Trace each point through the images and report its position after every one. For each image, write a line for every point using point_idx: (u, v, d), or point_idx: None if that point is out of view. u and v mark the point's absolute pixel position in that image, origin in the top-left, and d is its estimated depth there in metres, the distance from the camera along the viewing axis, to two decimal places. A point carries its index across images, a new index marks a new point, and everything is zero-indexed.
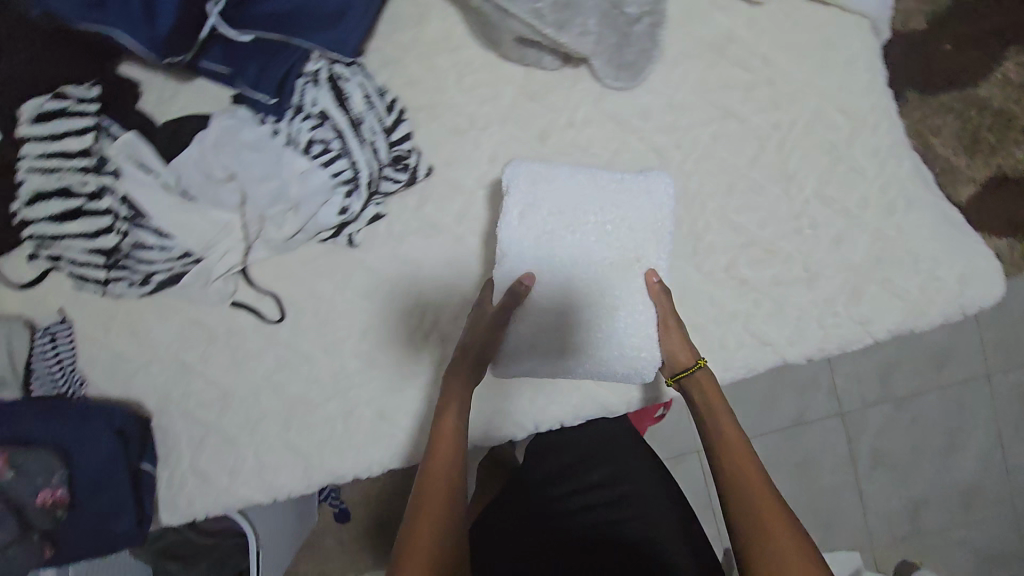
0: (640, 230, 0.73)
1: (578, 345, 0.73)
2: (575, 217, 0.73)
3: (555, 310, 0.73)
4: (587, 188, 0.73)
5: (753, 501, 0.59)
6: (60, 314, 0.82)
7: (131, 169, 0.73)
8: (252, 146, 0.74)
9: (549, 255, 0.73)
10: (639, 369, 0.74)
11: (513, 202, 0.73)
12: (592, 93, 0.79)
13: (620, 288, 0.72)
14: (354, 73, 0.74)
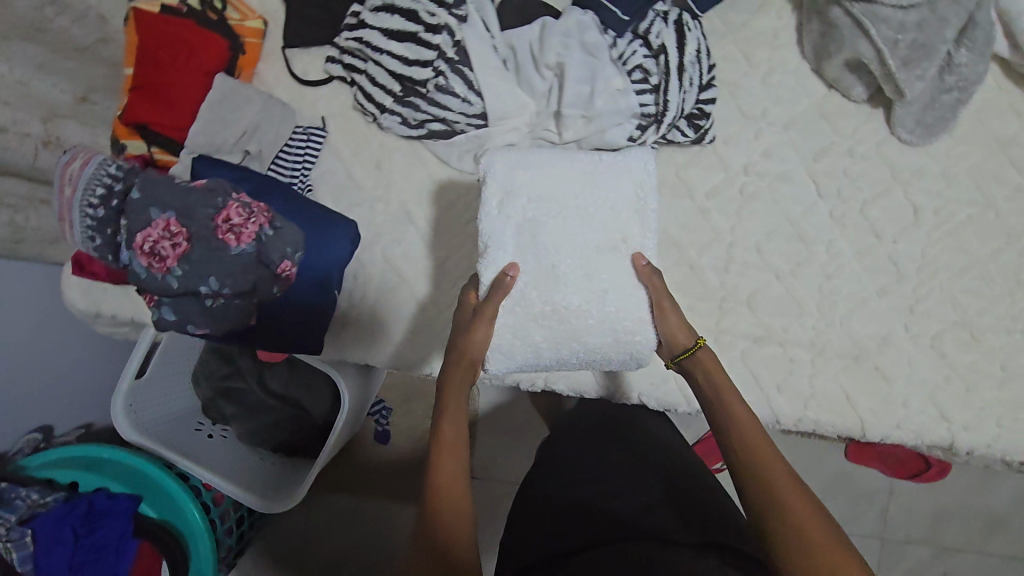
0: (616, 205, 0.70)
1: (598, 343, 0.70)
2: (555, 203, 0.69)
3: (599, 308, 0.68)
4: (558, 173, 0.70)
5: (771, 489, 0.54)
6: (323, 121, 0.84)
7: (477, 22, 0.77)
8: (586, 47, 0.77)
9: (536, 249, 0.69)
10: (634, 353, 0.71)
11: (492, 189, 0.70)
12: (879, 137, 0.84)
13: (606, 274, 0.68)
14: (698, 26, 0.79)
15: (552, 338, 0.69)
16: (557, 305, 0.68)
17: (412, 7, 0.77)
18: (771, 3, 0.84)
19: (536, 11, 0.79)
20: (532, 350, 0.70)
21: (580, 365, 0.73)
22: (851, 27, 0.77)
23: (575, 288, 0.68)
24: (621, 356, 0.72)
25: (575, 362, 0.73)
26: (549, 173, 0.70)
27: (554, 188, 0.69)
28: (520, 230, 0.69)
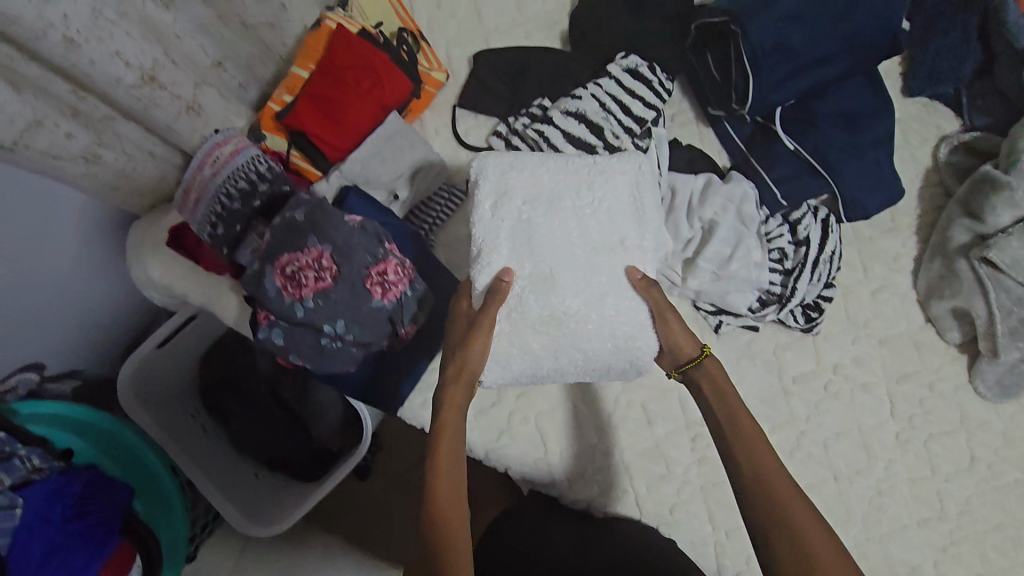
0: (616, 206, 0.66)
1: (599, 352, 0.66)
2: (551, 207, 0.66)
3: (599, 318, 0.65)
4: (552, 177, 0.67)
5: (781, 502, 0.56)
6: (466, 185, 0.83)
7: (653, 159, 0.80)
8: (739, 215, 0.81)
9: (531, 248, 0.65)
10: (636, 364, 0.68)
11: (484, 191, 0.67)
12: (959, 381, 0.89)
13: (604, 276, 0.64)
14: (839, 231, 0.84)
15: (549, 344, 0.66)
16: (555, 308, 0.64)
17: (600, 121, 0.78)
18: (901, 229, 0.90)
19: (703, 166, 0.84)
20: (531, 359, 0.68)
21: (579, 372, 0.70)
22: (973, 283, 0.82)
23: (574, 292, 0.64)
24: (622, 367, 0.69)
25: (576, 371, 0.70)
26: (538, 177, 0.68)
27: (552, 190, 0.66)
28: (512, 230, 0.65)
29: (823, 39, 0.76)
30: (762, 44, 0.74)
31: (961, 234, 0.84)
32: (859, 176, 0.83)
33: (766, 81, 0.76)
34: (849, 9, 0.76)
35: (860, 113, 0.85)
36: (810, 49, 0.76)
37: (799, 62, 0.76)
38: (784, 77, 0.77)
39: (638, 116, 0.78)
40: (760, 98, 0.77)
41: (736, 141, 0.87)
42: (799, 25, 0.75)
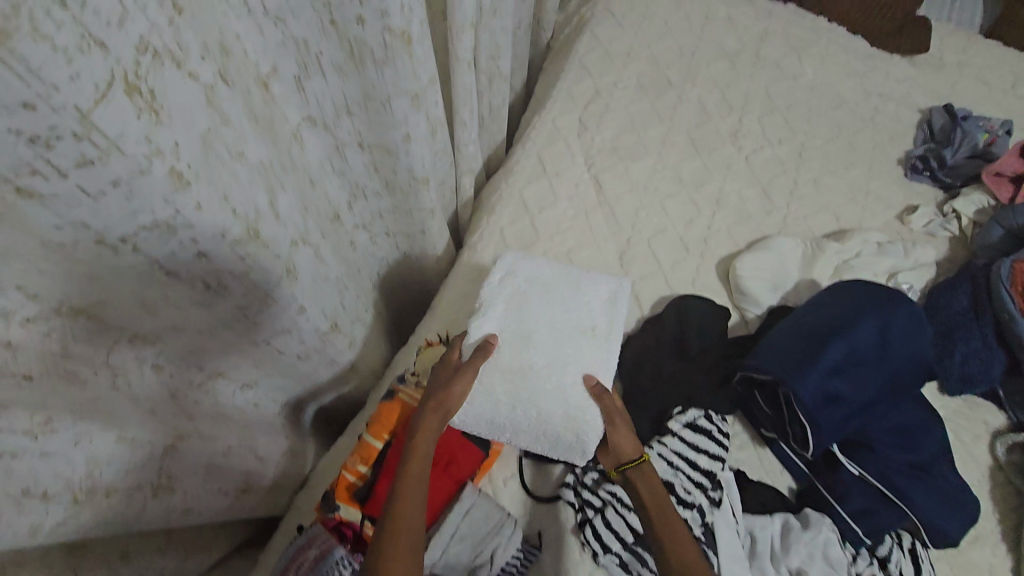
0: (593, 306, 0.82)
1: (550, 413, 0.75)
2: (548, 289, 0.83)
3: (557, 379, 0.76)
4: (553, 274, 0.85)
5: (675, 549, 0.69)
6: (536, 537, 0.85)
7: (727, 508, 0.80)
8: (830, 559, 0.78)
9: (516, 322, 0.80)
10: (582, 440, 0.75)
11: (498, 274, 0.84)
12: None
13: (571, 353, 0.77)
14: (931, 560, 0.81)
15: (513, 393, 0.75)
16: (524, 365, 0.76)
17: (670, 479, 0.79)
18: (986, 538, 0.87)
19: (775, 502, 0.84)
20: (491, 402, 0.76)
21: (530, 436, 0.77)
22: None
23: (543, 356, 0.77)
24: (570, 439, 0.75)
25: (528, 433, 0.77)
26: (541, 268, 0.85)
27: (552, 282, 0.83)
28: (512, 302, 0.81)
29: (868, 386, 0.82)
30: (815, 404, 0.79)
31: None
32: (934, 500, 0.82)
33: (825, 431, 0.80)
34: (884, 356, 0.83)
35: (909, 426, 0.87)
36: (858, 396, 0.82)
37: (852, 409, 0.81)
38: (841, 423, 0.81)
39: (706, 469, 0.81)
40: (821, 443, 0.81)
41: (797, 464, 0.88)
42: (844, 378, 0.81)
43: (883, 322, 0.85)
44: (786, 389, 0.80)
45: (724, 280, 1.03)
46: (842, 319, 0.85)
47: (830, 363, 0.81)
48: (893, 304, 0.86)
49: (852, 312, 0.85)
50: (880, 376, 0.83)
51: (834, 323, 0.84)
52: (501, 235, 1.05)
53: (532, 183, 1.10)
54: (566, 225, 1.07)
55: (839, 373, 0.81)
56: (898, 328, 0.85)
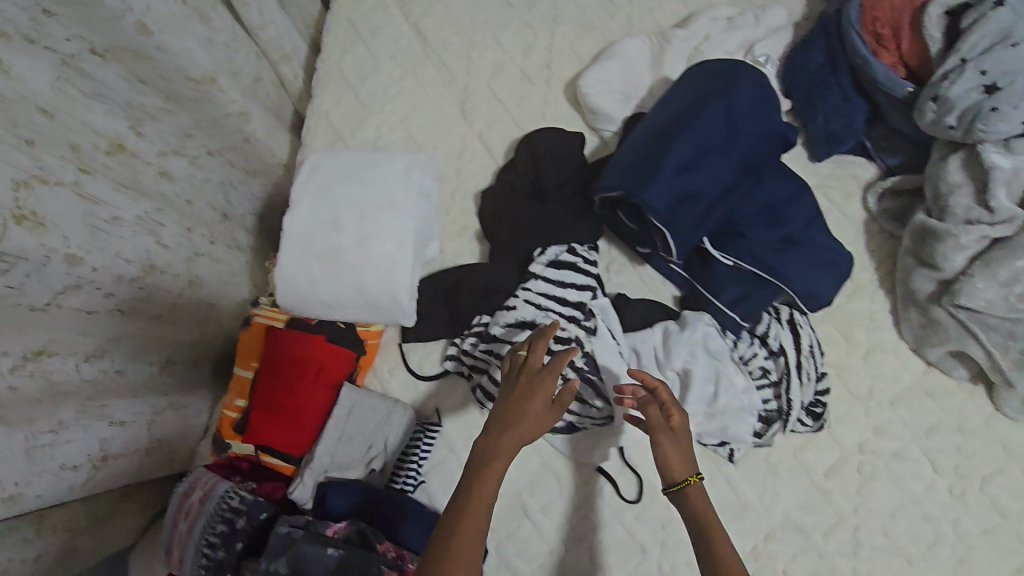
0: (386, 178, 0.78)
1: (365, 282, 0.75)
2: (348, 170, 0.79)
3: (361, 250, 0.75)
4: (357, 155, 0.80)
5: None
6: (435, 415, 0.83)
7: (605, 333, 0.78)
8: (711, 352, 0.80)
9: (320, 207, 0.77)
10: (397, 296, 0.76)
11: (303, 170, 0.80)
12: (985, 413, 0.86)
13: (371, 229, 0.76)
14: (809, 324, 0.83)
15: (327, 274, 0.76)
16: (329, 246, 0.75)
17: (542, 321, 0.77)
18: (863, 289, 0.89)
19: (655, 313, 0.82)
20: (312, 285, 0.76)
21: (357, 309, 0.78)
22: (958, 327, 0.80)
23: (347, 236, 0.75)
24: (388, 302, 0.76)
25: (352, 305, 0.77)
26: (344, 154, 0.81)
27: (351, 163, 0.79)
28: (315, 192, 0.78)
29: (725, 174, 0.76)
30: (663, 207, 0.74)
31: (926, 281, 0.82)
32: (802, 268, 0.83)
33: (685, 234, 0.76)
34: (737, 137, 0.77)
35: (776, 202, 0.86)
36: (715, 187, 0.76)
37: (711, 203, 0.76)
38: (698, 215, 0.76)
39: (576, 302, 0.78)
40: (681, 242, 0.77)
41: (676, 270, 0.87)
42: (698, 172, 0.75)
43: (732, 98, 0.77)
44: (632, 198, 0.74)
45: (575, 103, 0.94)
46: (688, 107, 0.77)
47: (679, 159, 0.75)
48: (739, 77, 0.78)
49: (697, 97, 0.78)
50: (736, 160, 0.77)
51: (679, 114, 0.77)
52: (325, 119, 0.93)
53: (346, 51, 0.96)
54: (395, 87, 0.94)
55: (691, 167, 0.75)
56: (750, 102, 0.77)
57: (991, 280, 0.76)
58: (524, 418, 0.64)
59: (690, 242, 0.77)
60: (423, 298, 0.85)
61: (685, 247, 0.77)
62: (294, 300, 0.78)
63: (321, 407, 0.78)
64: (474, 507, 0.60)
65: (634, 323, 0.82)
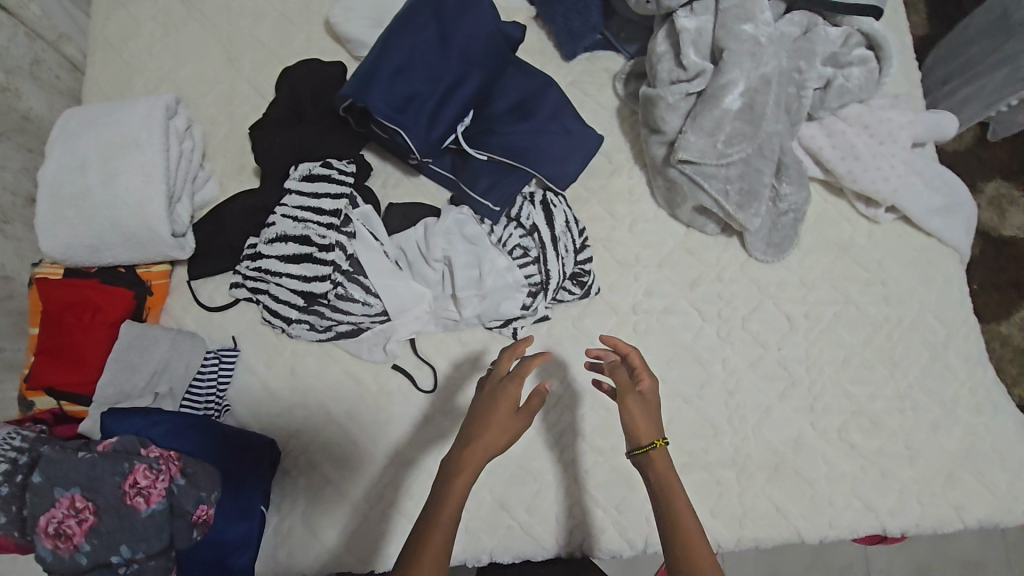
0: (129, 120, 0.83)
1: (117, 217, 0.80)
2: (96, 119, 0.84)
3: (110, 188, 0.80)
4: (106, 106, 0.85)
5: (692, 550, 0.58)
6: (232, 342, 0.89)
7: (366, 235, 0.86)
8: (469, 239, 0.87)
9: (69, 155, 0.82)
10: (152, 227, 0.81)
11: (56, 127, 0.85)
12: (740, 260, 0.95)
13: (117, 167, 0.81)
14: (562, 202, 0.91)
15: (81, 215, 0.80)
16: (79, 189, 0.80)
17: (302, 233, 0.84)
18: (622, 169, 0.97)
19: (419, 213, 0.89)
20: (68, 228, 0.80)
21: (122, 247, 0.83)
22: (688, 182, 0.88)
23: (95, 177, 0.80)
24: (148, 235, 0.82)
25: (116, 244, 0.82)
26: (95, 107, 0.86)
27: (99, 112, 0.84)
28: (64, 142, 0.83)
29: (444, 72, 0.84)
30: (385, 109, 0.82)
31: (658, 146, 0.90)
32: (547, 151, 0.90)
33: (416, 131, 0.84)
34: (450, 35, 0.84)
35: (522, 97, 0.92)
36: (437, 85, 0.84)
37: (436, 100, 0.84)
38: (426, 113, 0.84)
39: (332, 210, 0.85)
40: (417, 139, 0.84)
41: (444, 174, 0.92)
42: (415, 74, 0.83)
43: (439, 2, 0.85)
44: (357, 103, 0.82)
45: (335, 38, 0.99)
46: (403, 17, 0.85)
47: (395, 64, 0.83)
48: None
49: (411, 7, 0.86)
50: (453, 56, 0.85)
51: (395, 25, 0.85)
52: (95, 87, 0.97)
53: (108, 19, 0.99)
54: (158, 47, 0.98)
55: (408, 70, 0.83)
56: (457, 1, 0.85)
57: (700, 133, 0.84)
58: (492, 419, 0.64)
59: (425, 140, 0.85)
60: (202, 234, 0.89)
61: (423, 144, 0.84)
62: (57, 247, 0.81)
63: (102, 344, 0.82)
64: (443, 516, 0.59)
65: (398, 224, 0.89)
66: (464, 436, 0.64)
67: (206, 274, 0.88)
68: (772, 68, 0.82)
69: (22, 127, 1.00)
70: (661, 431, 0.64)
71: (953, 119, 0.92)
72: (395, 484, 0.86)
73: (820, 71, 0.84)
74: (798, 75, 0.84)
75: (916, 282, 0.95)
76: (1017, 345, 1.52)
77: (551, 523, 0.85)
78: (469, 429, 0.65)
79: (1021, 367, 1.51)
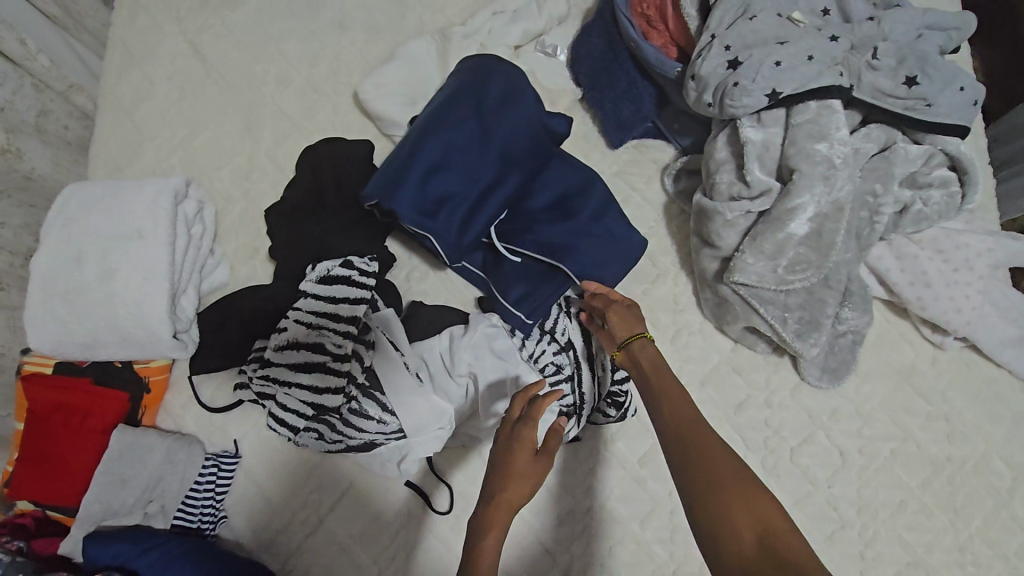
0: (135, 206, 0.76)
1: (113, 314, 0.73)
2: (97, 201, 0.77)
3: (108, 282, 0.73)
4: (109, 186, 0.78)
5: (689, 440, 0.57)
6: (234, 446, 0.81)
7: (386, 344, 0.79)
8: (498, 352, 0.80)
9: (65, 241, 0.75)
10: (152, 327, 0.74)
11: (54, 206, 0.78)
12: (791, 384, 0.86)
13: (117, 258, 0.73)
14: None
15: (74, 310, 0.73)
16: (73, 282, 0.73)
17: (316, 341, 0.77)
18: (667, 273, 0.89)
19: (446, 318, 0.83)
20: (59, 324, 0.73)
21: (116, 344, 0.75)
22: (742, 302, 0.80)
23: (91, 269, 0.73)
24: (147, 337, 0.74)
25: (110, 341, 0.75)
26: (97, 186, 0.79)
27: (101, 193, 0.77)
28: (60, 226, 0.76)
29: (478, 170, 0.76)
30: (414, 213, 0.74)
31: (711, 259, 0.82)
32: (590, 260, 0.82)
33: (447, 237, 0.76)
34: (489, 130, 0.77)
35: (565, 196, 0.84)
36: (473, 186, 0.76)
37: (470, 203, 0.76)
38: (459, 217, 0.76)
39: (350, 316, 0.77)
40: (447, 245, 0.76)
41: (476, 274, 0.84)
42: (449, 171, 0.76)
43: (478, 93, 0.78)
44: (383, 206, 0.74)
45: (364, 112, 0.92)
46: (439, 108, 0.78)
47: (428, 159, 0.75)
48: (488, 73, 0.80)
49: (448, 97, 0.79)
50: (492, 153, 0.77)
51: (430, 118, 0.77)
52: (102, 151, 0.90)
53: (122, 77, 0.93)
54: (173, 112, 0.91)
55: (444, 167, 0.75)
56: (499, 94, 0.79)
57: (760, 255, 0.76)
58: (512, 468, 0.61)
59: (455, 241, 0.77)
60: (207, 327, 0.81)
61: (452, 251, 0.76)
62: (45, 342, 0.74)
63: (88, 451, 0.75)
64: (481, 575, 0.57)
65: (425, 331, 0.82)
66: (491, 485, 0.61)
67: (208, 371, 0.81)
68: (846, 195, 0.74)
69: (23, 187, 0.93)
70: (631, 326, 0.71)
71: None
72: None
73: (896, 195, 0.77)
74: (873, 198, 0.77)
75: (984, 419, 0.87)
76: None
77: None
78: (491, 477, 0.62)
79: None
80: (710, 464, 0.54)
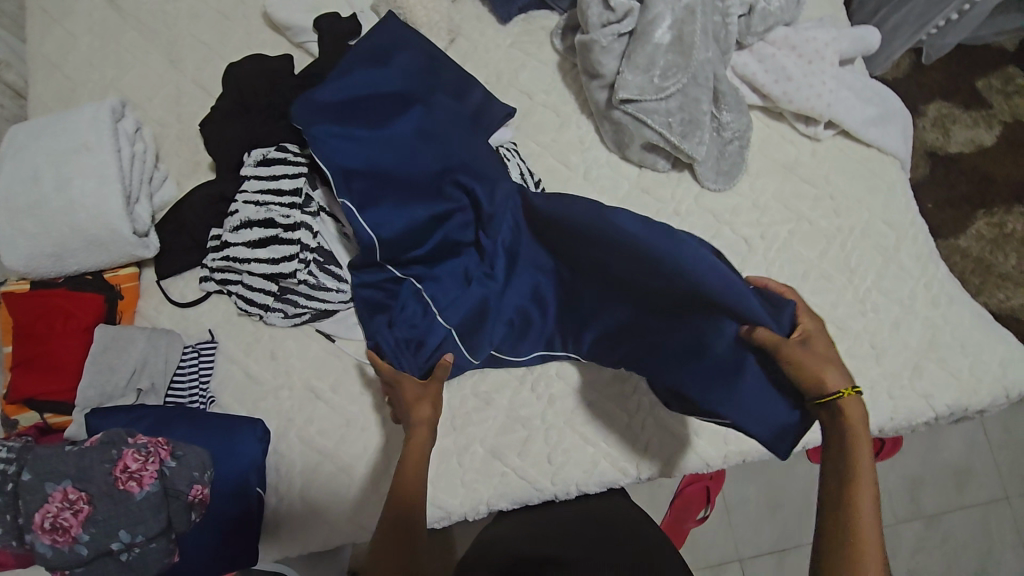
0: (76, 127, 0.84)
1: (76, 222, 0.81)
2: (42, 130, 0.85)
3: (65, 195, 0.81)
4: (51, 117, 0.86)
5: (848, 504, 0.53)
6: (210, 334, 0.90)
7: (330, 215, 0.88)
8: None
9: (20, 168, 0.83)
10: (113, 228, 0.82)
11: (5, 143, 0.86)
12: (694, 192, 0.98)
13: (70, 173, 0.82)
14: (516, 156, 0.95)
15: (41, 225, 0.81)
16: (35, 200, 0.81)
17: (266, 216, 0.85)
18: (570, 120, 1.00)
19: None
20: (30, 239, 0.82)
21: (86, 251, 0.84)
22: (632, 121, 0.92)
23: (49, 186, 0.82)
24: (110, 237, 0.83)
25: (80, 250, 0.83)
26: (40, 119, 0.87)
27: (44, 123, 0.85)
28: (13, 157, 0.84)
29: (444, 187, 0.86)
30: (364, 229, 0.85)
31: (600, 92, 0.93)
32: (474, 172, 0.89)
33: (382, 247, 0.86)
34: (422, 139, 0.87)
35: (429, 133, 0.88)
36: (405, 183, 0.86)
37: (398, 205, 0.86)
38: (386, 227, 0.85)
39: (293, 189, 0.86)
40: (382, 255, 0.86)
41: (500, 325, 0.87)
42: (393, 188, 0.86)
43: (407, 99, 0.88)
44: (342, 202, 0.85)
45: (274, 29, 1.01)
46: (351, 106, 0.86)
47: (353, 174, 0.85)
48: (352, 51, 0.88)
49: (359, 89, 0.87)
50: (428, 168, 0.86)
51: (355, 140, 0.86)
52: (40, 105, 0.98)
53: (44, 37, 1.00)
54: (99, 59, 0.99)
55: (384, 182, 0.85)
56: (396, 91, 0.88)
57: (637, 70, 0.89)
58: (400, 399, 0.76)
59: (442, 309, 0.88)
60: (164, 233, 0.90)
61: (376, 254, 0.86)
62: (22, 259, 0.83)
63: (77, 350, 0.83)
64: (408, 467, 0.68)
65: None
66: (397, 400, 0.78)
67: (175, 272, 0.90)
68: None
69: None
70: (847, 378, 0.59)
71: (875, 32, 0.97)
72: (387, 449, 0.87)
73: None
74: (721, 4, 0.91)
75: (864, 192, 0.99)
76: (978, 255, 1.62)
77: (545, 466, 0.87)
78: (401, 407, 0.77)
79: (982, 277, 1.61)
80: (861, 494, 0.53)
